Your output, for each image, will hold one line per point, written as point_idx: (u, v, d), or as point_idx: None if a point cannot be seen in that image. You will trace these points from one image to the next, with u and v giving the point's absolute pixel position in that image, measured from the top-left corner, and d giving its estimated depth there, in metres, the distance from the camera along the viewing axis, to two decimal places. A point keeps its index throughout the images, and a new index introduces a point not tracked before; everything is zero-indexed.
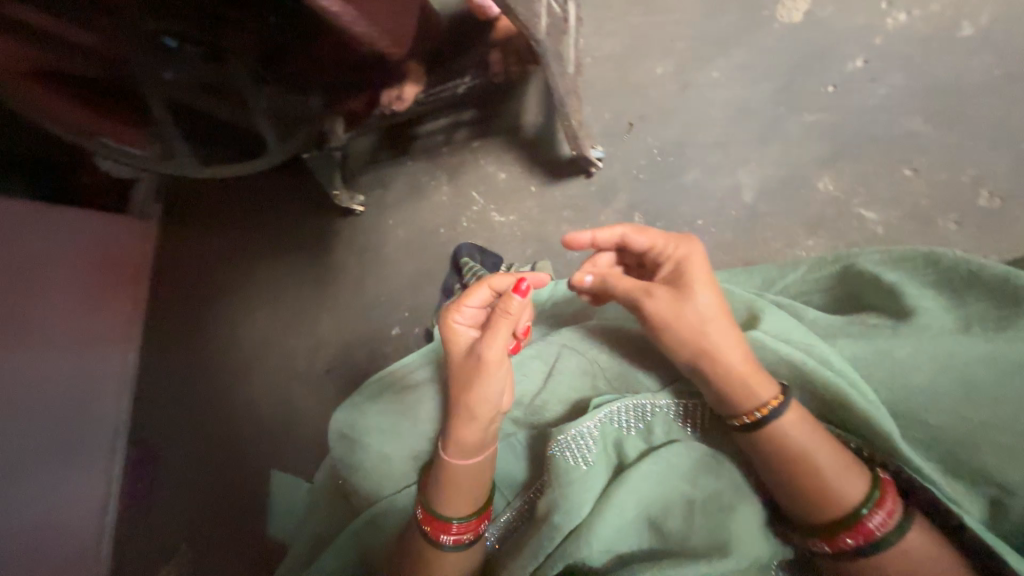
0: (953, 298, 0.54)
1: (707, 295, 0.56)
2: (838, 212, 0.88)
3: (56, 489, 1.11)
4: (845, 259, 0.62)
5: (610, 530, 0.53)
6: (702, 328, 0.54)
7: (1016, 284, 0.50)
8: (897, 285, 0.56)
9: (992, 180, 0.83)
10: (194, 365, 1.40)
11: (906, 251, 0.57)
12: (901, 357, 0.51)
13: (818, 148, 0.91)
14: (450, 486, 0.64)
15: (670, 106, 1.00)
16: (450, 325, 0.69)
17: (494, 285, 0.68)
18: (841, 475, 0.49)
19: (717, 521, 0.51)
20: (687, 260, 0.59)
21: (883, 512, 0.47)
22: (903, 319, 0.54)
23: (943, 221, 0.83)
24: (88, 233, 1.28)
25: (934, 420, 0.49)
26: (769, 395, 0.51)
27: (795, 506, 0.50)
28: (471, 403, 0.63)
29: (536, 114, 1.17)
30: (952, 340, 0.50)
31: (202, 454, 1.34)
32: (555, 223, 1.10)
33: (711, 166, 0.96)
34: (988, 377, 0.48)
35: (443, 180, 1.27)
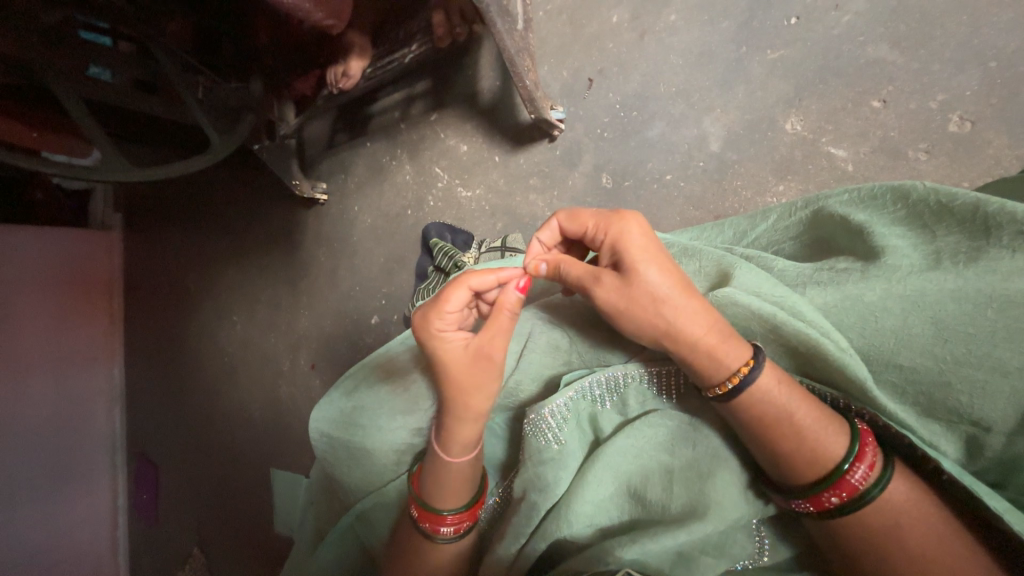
0: (924, 233, 0.51)
1: (655, 273, 0.53)
2: (805, 153, 0.86)
3: (60, 479, 1.35)
4: (814, 203, 0.60)
5: (588, 505, 0.55)
6: (657, 310, 0.52)
7: (987, 213, 0.47)
8: (865, 225, 0.54)
9: (961, 104, 0.79)
10: (182, 366, 1.52)
11: (875, 188, 0.55)
12: (871, 300, 0.50)
13: (783, 87, 0.87)
14: (437, 480, 0.63)
15: (629, 56, 0.95)
16: (437, 333, 0.61)
17: (473, 284, 0.61)
18: (820, 431, 0.48)
19: (695, 489, 0.51)
20: (620, 240, 0.54)
21: (865, 466, 0.47)
22: (870, 260, 0.52)
23: (912, 152, 0.81)
24: (64, 251, 1.41)
25: (906, 361, 0.48)
26: (738, 363, 0.50)
27: (777, 469, 0.49)
28: (483, 404, 0.61)
29: (490, 78, 1.09)
30: (920, 279, 0.48)
31: (190, 442, 1.51)
32: (522, 193, 1.06)
33: (676, 117, 0.92)
34: (959, 314, 0.46)
35: (403, 158, 1.20)
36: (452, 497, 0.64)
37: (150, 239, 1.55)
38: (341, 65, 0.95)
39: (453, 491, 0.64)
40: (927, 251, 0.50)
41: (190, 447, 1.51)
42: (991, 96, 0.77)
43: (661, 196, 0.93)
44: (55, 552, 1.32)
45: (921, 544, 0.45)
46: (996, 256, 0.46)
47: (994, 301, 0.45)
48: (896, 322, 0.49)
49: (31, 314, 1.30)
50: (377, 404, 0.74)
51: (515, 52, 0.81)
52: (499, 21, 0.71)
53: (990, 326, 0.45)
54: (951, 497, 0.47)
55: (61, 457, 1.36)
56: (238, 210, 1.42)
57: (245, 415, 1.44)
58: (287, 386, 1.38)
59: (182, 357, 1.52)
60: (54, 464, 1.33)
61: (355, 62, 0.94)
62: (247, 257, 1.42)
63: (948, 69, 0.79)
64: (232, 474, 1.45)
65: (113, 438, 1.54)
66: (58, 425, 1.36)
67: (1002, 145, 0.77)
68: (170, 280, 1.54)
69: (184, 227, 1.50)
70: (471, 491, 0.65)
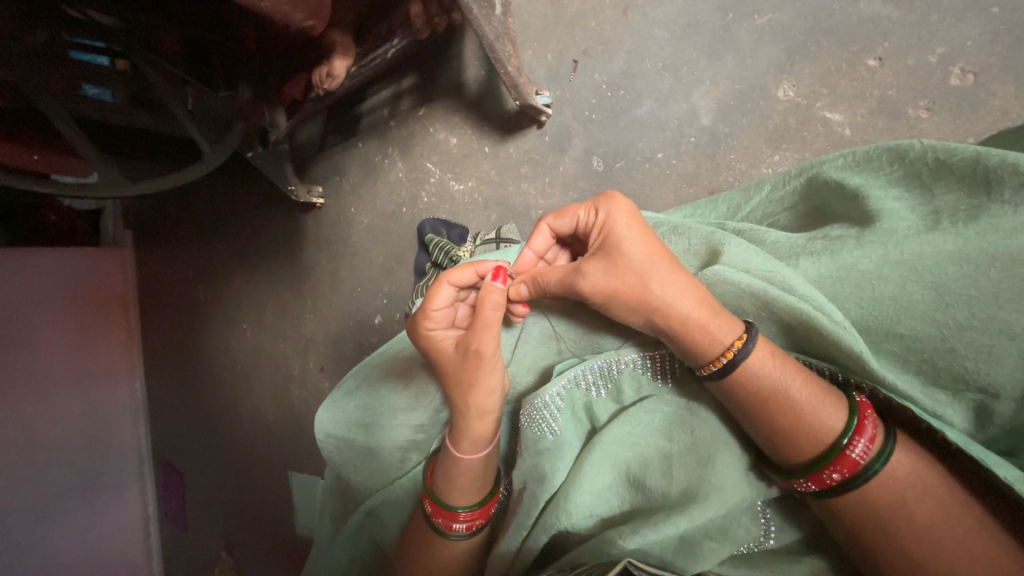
0: (922, 193, 0.48)
1: (639, 252, 0.53)
2: (800, 119, 0.82)
3: (88, 496, 1.39)
4: (809, 169, 0.58)
5: (586, 494, 0.54)
6: (645, 288, 0.52)
7: (987, 166, 0.45)
8: (860, 189, 0.51)
9: (962, 56, 0.75)
10: (197, 377, 1.55)
11: (871, 150, 0.52)
12: (866, 268, 0.47)
13: (774, 53, 0.83)
14: (449, 477, 0.63)
15: (613, 34, 0.93)
16: (427, 333, 0.61)
17: (454, 281, 0.60)
18: (818, 405, 0.47)
19: (695, 472, 0.51)
20: (609, 223, 0.55)
21: (865, 440, 0.45)
22: (866, 225, 0.49)
23: (913, 110, 0.77)
24: (83, 269, 1.44)
25: (906, 330, 0.46)
26: (732, 337, 0.49)
27: (778, 450, 0.48)
28: (482, 399, 0.60)
29: (476, 68, 1.08)
30: (918, 241, 0.46)
31: (210, 450, 1.54)
32: (514, 182, 1.04)
33: (665, 93, 0.90)
34: (959, 276, 0.44)
35: (395, 156, 1.20)
36: (465, 495, 0.64)
37: (158, 253, 1.58)
38: (326, 65, 0.94)
39: (463, 488, 0.64)
40: (925, 212, 0.47)
41: (210, 455, 1.54)
42: (994, 44, 0.74)
43: (653, 175, 0.91)
44: (89, 562, 1.36)
45: (929, 520, 0.43)
46: (998, 213, 0.43)
47: (998, 260, 0.43)
48: (895, 289, 0.46)
49: (50, 334, 1.32)
50: (382, 403, 0.74)
51: (494, 37, 0.79)
52: (474, 7, 0.69)
53: (993, 286, 0.43)
54: (958, 468, 0.45)
55: (90, 471, 1.40)
56: (237, 219, 1.43)
57: (261, 422, 1.46)
58: (298, 390, 1.39)
59: (196, 368, 1.55)
60: (82, 477, 1.37)
61: (338, 61, 0.94)
62: (251, 264, 1.44)
63: (947, 19, 0.75)
64: (253, 478, 1.47)
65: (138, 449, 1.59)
66: (84, 441, 1.39)
67: (1008, 95, 0.73)
68: (179, 292, 1.56)
69: (188, 240, 1.52)
70: (483, 489, 0.65)
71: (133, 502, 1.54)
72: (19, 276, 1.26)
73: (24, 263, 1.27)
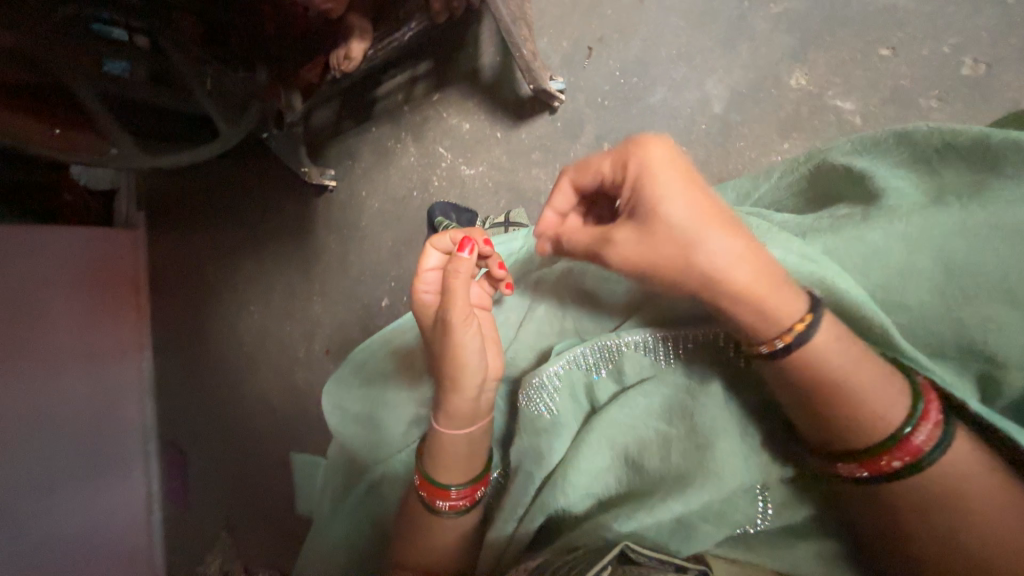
0: (928, 173, 0.50)
1: (679, 211, 0.48)
2: (813, 108, 0.84)
3: (96, 488, 1.34)
4: (816, 157, 0.59)
5: (582, 476, 0.55)
6: (688, 258, 0.48)
7: (995, 144, 0.46)
8: (866, 170, 0.52)
9: (975, 47, 0.79)
10: (202, 358, 1.51)
11: (878, 135, 0.54)
12: (873, 240, 0.48)
13: (789, 42, 0.85)
14: (438, 453, 0.65)
15: (628, 22, 0.94)
16: (415, 296, 0.65)
17: (438, 246, 0.64)
18: (883, 392, 0.46)
19: (695, 455, 0.52)
20: (639, 176, 0.50)
21: (930, 425, 0.45)
22: (872, 202, 0.50)
23: (924, 100, 0.80)
24: (88, 250, 1.38)
25: (912, 301, 0.46)
26: (793, 319, 0.46)
27: (840, 438, 0.47)
28: (449, 372, 0.61)
29: (492, 55, 1.11)
30: (926, 214, 0.47)
31: (216, 437, 1.51)
32: (525, 168, 1.06)
33: (678, 82, 0.90)
34: (965, 249, 0.45)
35: (408, 141, 1.21)
36: (453, 473, 0.65)
37: (166, 234, 1.53)
38: (343, 49, 0.98)
39: (454, 468, 0.65)
40: (934, 189, 0.49)
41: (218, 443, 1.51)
42: (1010, 36, 0.79)
43: None
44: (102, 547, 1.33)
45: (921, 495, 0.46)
46: (1003, 187, 0.45)
47: (1001, 231, 0.44)
48: (902, 261, 0.47)
49: None
50: (383, 377, 0.75)
51: (511, 19, 0.83)
52: None
53: (996, 256, 0.44)
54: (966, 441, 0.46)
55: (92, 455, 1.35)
56: (252, 202, 1.45)
57: (267, 406, 1.48)
58: (303, 372, 1.43)
59: (204, 351, 1.52)
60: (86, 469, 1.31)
61: (357, 44, 0.98)
62: (262, 246, 1.45)
63: (963, 11, 0.80)
64: (259, 458, 1.48)
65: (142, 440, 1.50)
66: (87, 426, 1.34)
67: (1020, 86, 0.77)
68: (186, 275, 1.53)
69: (194, 220, 1.51)
70: (473, 468, 0.67)
71: None
72: None
73: None
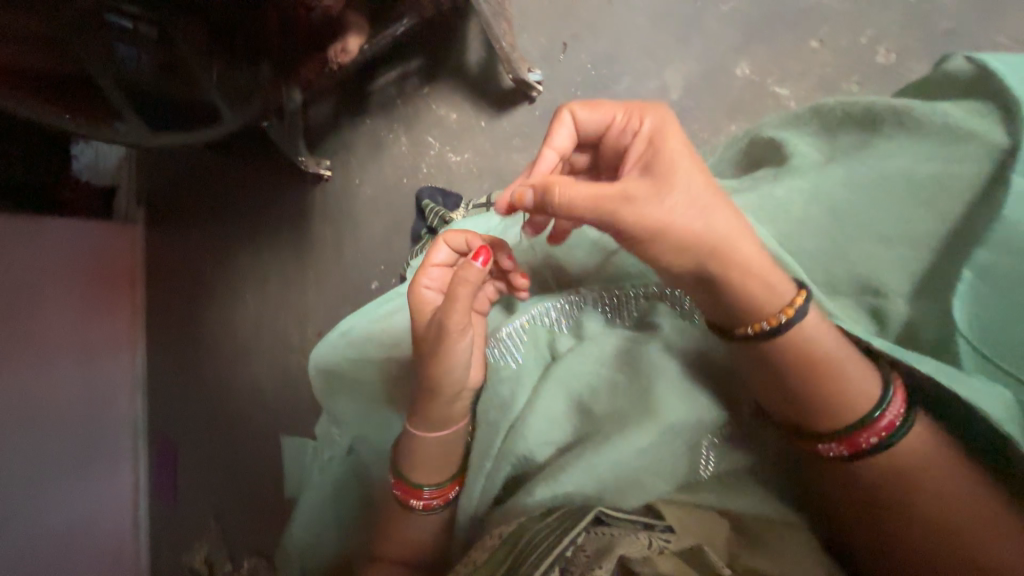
0: (828, 137, 0.62)
1: (692, 176, 0.53)
2: (754, 93, 0.95)
3: (81, 490, 1.24)
4: (752, 131, 0.70)
5: (541, 420, 0.62)
6: (701, 225, 0.52)
7: (875, 110, 0.59)
8: (783, 139, 0.64)
9: (887, 39, 0.93)
10: (193, 351, 1.42)
11: (797, 111, 0.65)
12: (779, 194, 0.60)
13: (732, 37, 0.97)
14: (414, 453, 0.70)
15: (600, 20, 1.03)
16: (417, 290, 0.69)
17: (451, 242, 0.70)
18: (859, 376, 0.53)
19: (637, 396, 0.60)
20: (659, 132, 0.56)
21: (897, 404, 0.53)
22: (784, 164, 0.62)
23: (847, 84, 0.93)
24: (86, 240, 1.33)
25: (809, 243, 0.58)
26: (783, 304, 0.53)
27: (828, 420, 0.54)
28: (435, 375, 0.66)
29: (478, 52, 1.21)
30: (822, 170, 0.59)
31: (203, 436, 1.39)
32: (506, 154, 1.16)
33: (641, 71, 1.00)
34: (846, 196, 0.57)
35: (400, 132, 1.29)
36: (428, 473, 0.71)
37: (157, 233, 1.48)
38: (341, 42, 1.08)
39: (429, 468, 0.71)
40: (829, 149, 0.62)
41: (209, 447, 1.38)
42: (911, 31, 0.92)
43: None
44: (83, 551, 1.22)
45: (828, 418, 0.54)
46: (880, 145, 0.58)
47: (875, 180, 0.56)
48: (802, 210, 0.58)
49: (49, 303, 1.21)
50: (370, 343, 0.81)
51: (489, 14, 0.94)
52: None
53: (873, 198, 0.56)
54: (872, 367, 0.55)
55: (81, 454, 1.25)
56: (246, 197, 1.43)
57: (256, 394, 1.42)
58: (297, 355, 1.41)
59: (196, 349, 1.42)
60: (70, 471, 1.22)
61: (354, 39, 1.08)
62: (258, 238, 1.44)
63: (875, 8, 0.94)
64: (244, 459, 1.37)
65: (133, 445, 1.39)
66: (77, 425, 1.25)
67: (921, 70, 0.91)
68: (183, 270, 1.46)
69: (185, 212, 1.47)
70: (446, 468, 0.71)
71: (117, 514, 1.32)
72: (11, 241, 1.14)
73: (24, 228, 1.18)
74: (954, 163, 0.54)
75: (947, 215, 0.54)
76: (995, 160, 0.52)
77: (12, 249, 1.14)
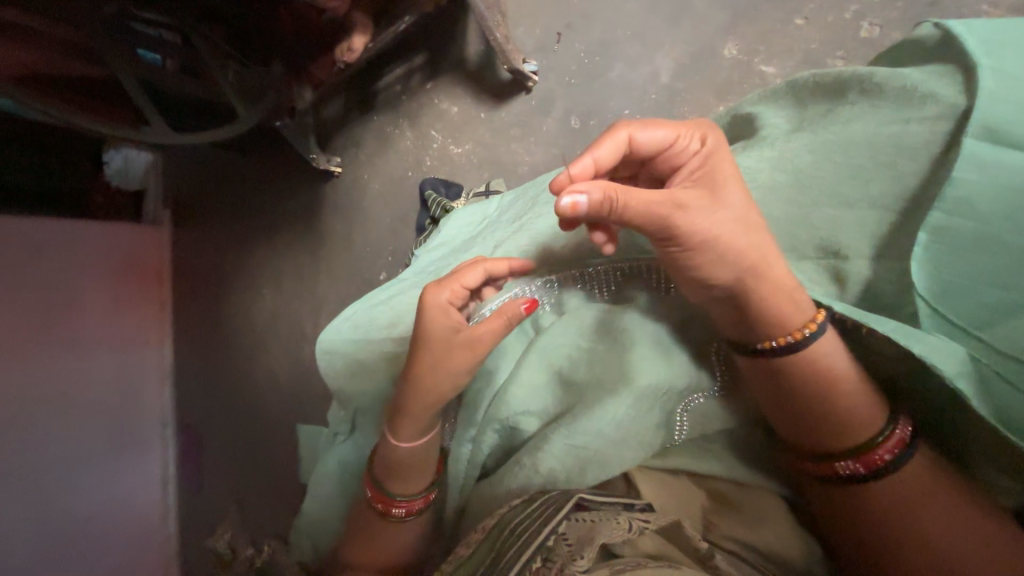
0: (798, 109, 0.63)
1: (738, 195, 0.55)
2: (744, 73, 1.02)
3: (120, 476, 1.27)
4: (734, 110, 0.72)
5: (523, 390, 0.65)
6: (744, 241, 0.54)
7: (844, 79, 0.58)
8: (756, 115, 0.66)
9: (872, 13, 0.98)
10: (219, 343, 1.50)
11: (777, 87, 0.66)
12: (749, 164, 0.62)
13: (722, 19, 1.04)
14: (394, 468, 0.68)
15: (593, 10, 1.09)
16: (444, 309, 0.64)
17: (490, 267, 0.66)
18: (869, 395, 0.55)
19: (613, 368, 0.62)
20: (716, 155, 0.56)
21: (905, 425, 0.55)
22: (754, 139, 0.65)
23: (833, 60, 0.99)
24: (118, 238, 1.39)
25: (773, 211, 0.60)
26: (807, 318, 0.55)
27: (842, 430, 0.55)
28: (444, 390, 0.65)
29: (477, 45, 1.25)
30: (786, 142, 0.60)
31: (230, 426, 1.45)
32: (505, 144, 1.18)
33: (633, 57, 1.07)
34: (810, 162, 0.58)
35: (405, 127, 1.33)
36: (406, 483, 0.69)
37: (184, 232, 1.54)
38: (346, 41, 1.06)
39: (407, 479, 0.69)
40: (797, 119, 0.62)
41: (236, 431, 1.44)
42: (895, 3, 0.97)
43: None
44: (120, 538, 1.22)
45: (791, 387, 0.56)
46: (846, 116, 0.58)
47: (838, 148, 0.57)
48: (769, 178, 0.60)
49: (86, 296, 1.27)
50: (371, 325, 0.84)
51: (484, 8, 0.97)
52: None
53: (835, 165, 0.57)
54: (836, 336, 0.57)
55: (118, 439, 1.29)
56: (264, 193, 1.49)
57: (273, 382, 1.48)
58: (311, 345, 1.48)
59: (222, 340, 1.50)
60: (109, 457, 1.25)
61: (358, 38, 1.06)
62: (277, 232, 1.49)
63: None
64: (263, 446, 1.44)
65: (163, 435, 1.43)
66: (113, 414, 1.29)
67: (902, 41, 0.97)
68: (206, 266, 1.52)
69: (204, 209, 1.52)
70: (423, 477, 0.70)
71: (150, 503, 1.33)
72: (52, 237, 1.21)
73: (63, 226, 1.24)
74: (912, 124, 0.54)
75: (907, 177, 0.54)
76: (952, 123, 0.52)
77: (54, 245, 1.21)
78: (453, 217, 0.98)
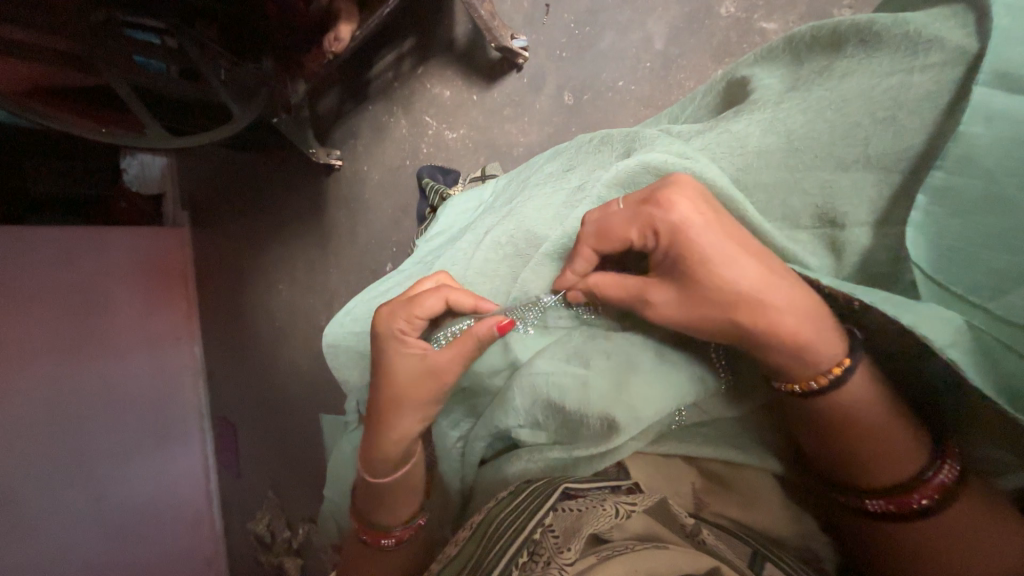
0: (794, 64, 0.57)
1: (739, 270, 0.45)
2: (742, 32, 0.94)
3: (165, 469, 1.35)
4: (729, 73, 0.66)
5: (516, 412, 0.62)
6: (736, 326, 0.47)
7: (841, 28, 0.52)
8: (749, 77, 0.61)
9: None
10: (241, 338, 1.52)
11: (772, 45, 0.60)
12: (738, 130, 0.55)
13: None
14: (378, 496, 0.65)
15: None
16: (397, 335, 0.62)
17: (452, 299, 0.62)
18: (908, 437, 0.45)
19: (613, 397, 0.55)
20: (679, 235, 0.47)
21: (952, 461, 0.45)
22: (746, 103, 0.58)
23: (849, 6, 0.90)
24: (144, 243, 1.43)
25: (768, 179, 0.52)
26: (829, 362, 0.45)
27: (872, 472, 0.46)
28: (408, 424, 0.62)
29: (463, 23, 1.19)
30: (782, 101, 0.54)
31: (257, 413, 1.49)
32: (499, 125, 1.16)
33: (624, 24, 1.03)
34: (801, 122, 0.52)
35: (399, 114, 1.31)
36: (393, 513, 0.65)
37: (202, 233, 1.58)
38: (333, 31, 1.06)
39: (392, 508, 0.65)
40: (793, 79, 0.56)
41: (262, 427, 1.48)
42: None
43: (615, 103, 1.04)
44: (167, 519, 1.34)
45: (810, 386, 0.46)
46: (843, 67, 0.52)
47: (836, 103, 0.50)
48: (759, 141, 0.53)
49: (117, 304, 1.31)
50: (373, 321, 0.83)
51: None
52: None
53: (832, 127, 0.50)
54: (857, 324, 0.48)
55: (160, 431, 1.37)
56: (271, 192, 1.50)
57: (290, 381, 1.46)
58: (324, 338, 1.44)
59: (245, 341, 1.51)
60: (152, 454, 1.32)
61: (345, 27, 1.06)
62: (287, 229, 1.49)
63: None
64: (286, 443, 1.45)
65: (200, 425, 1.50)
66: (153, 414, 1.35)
67: None
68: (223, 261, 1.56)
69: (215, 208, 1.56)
70: (410, 502, 0.66)
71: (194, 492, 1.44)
72: (77, 249, 1.24)
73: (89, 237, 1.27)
74: (915, 73, 0.47)
75: (909, 132, 0.46)
76: (961, 70, 0.45)
77: (82, 258, 1.24)
78: (450, 208, 0.95)
